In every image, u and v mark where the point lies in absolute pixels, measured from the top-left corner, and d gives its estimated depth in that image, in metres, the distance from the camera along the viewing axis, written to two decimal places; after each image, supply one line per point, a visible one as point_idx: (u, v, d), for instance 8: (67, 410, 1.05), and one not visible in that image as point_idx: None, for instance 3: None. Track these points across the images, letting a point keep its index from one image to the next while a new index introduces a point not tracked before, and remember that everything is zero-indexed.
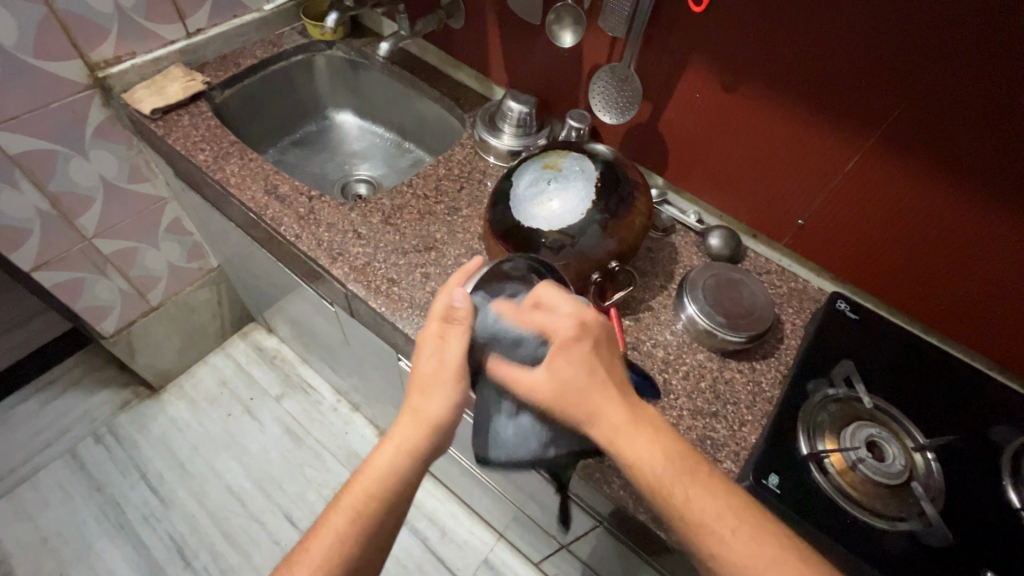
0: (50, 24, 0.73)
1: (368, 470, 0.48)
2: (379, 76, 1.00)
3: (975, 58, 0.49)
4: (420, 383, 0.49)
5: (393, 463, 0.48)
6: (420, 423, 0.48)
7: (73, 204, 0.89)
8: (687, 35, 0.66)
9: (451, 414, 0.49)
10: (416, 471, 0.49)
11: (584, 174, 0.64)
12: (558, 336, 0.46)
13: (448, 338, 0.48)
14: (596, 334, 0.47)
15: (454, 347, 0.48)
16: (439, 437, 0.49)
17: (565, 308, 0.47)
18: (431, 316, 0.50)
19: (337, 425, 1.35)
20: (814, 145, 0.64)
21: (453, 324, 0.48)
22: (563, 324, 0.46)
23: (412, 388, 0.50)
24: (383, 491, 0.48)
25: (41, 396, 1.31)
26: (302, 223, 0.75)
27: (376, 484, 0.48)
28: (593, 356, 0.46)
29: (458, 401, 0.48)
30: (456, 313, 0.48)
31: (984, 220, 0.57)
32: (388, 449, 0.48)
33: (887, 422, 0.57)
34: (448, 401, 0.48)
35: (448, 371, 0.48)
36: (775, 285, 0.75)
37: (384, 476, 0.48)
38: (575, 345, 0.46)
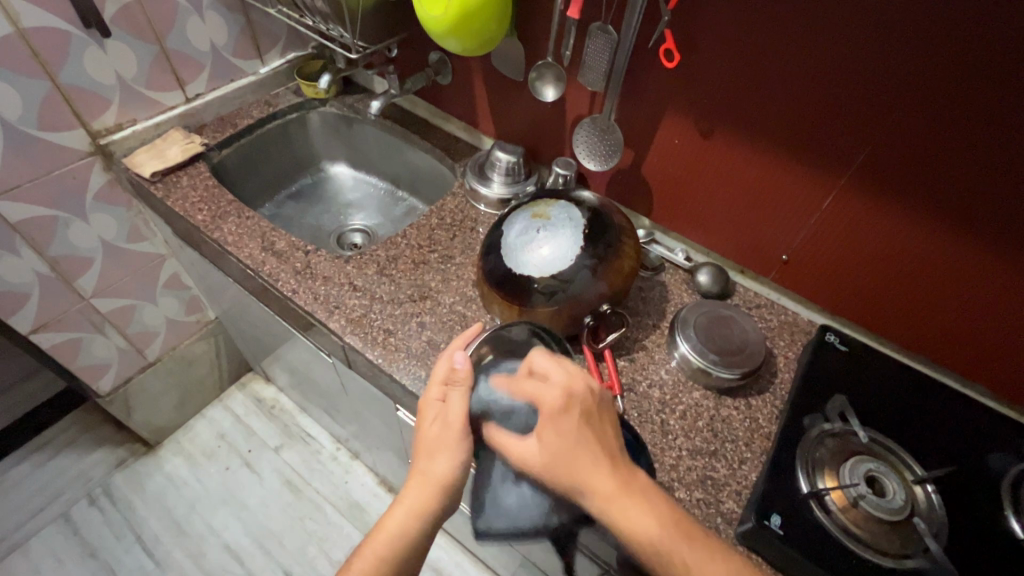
0: (54, 98, 0.76)
1: (380, 533, 0.50)
2: (372, 130, 1.03)
3: (928, 102, 0.53)
4: (426, 446, 0.50)
5: (404, 525, 0.49)
6: (427, 485, 0.49)
7: (72, 266, 0.91)
8: (662, 85, 0.69)
9: (457, 475, 0.50)
10: (426, 532, 0.50)
11: (572, 222, 0.66)
12: (544, 406, 0.47)
13: (449, 400, 0.51)
14: (584, 404, 0.48)
15: (455, 406, 0.50)
16: (446, 497, 0.50)
17: (557, 376, 0.48)
18: (433, 380, 0.53)
19: (337, 474, 1.32)
20: (789, 184, 0.67)
21: (454, 385, 0.51)
22: (550, 396, 0.47)
23: (418, 451, 0.51)
24: (393, 553, 0.49)
25: (35, 457, 1.30)
26: (299, 278, 0.76)
27: (387, 547, 0.49)
28: (579, 427, 0.46)
29: (461, 461, 0.50)
30: (456, 375, 0.52)
31: (962, 252, 0.59)
32: (398, 512, 0.50)
33: (885, 455, 0.57)
34: (453, 462, 0.50)
35: (452, 431, 0.50)
36: (766, 318, 0.76)
37: (396, 539, 0.49)
38: (562, 418, 0.46)
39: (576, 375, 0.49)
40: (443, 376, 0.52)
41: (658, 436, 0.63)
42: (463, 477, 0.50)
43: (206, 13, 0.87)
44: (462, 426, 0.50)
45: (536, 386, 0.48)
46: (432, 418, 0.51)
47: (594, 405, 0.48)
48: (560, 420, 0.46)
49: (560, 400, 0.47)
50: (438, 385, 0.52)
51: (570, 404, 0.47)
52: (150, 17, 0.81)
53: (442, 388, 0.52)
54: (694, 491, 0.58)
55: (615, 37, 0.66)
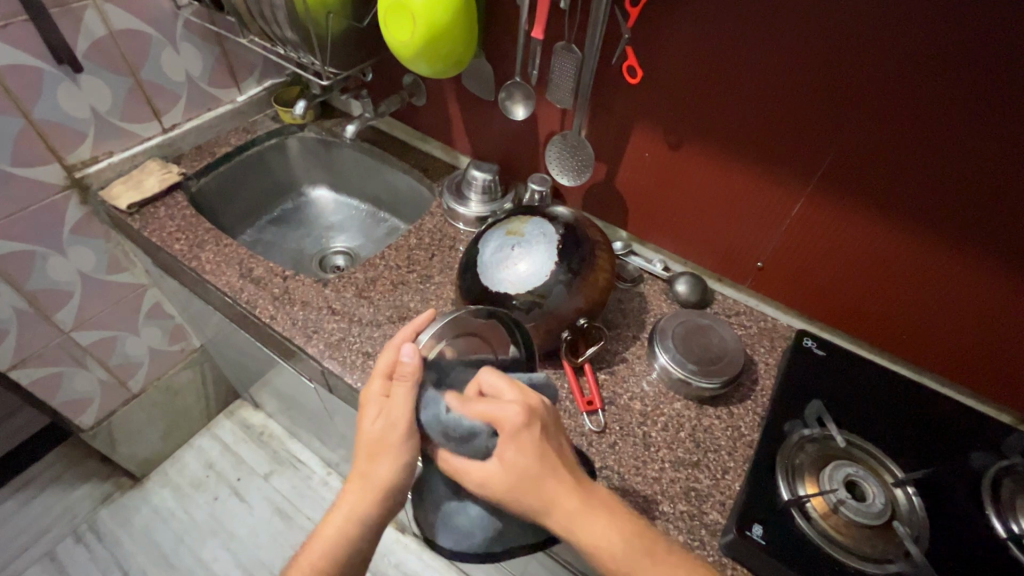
0: (28, 134, 0.77)
1: (318, 539, 0.50)
2: (350, 152, 1.04)
3: (888, 107, 0.54)
4: (367, 447, 0.50)
5: (343, 530, 0.49)
6: (368, 489, 0.49)
7: (50, 300, 0.90)
8: (628, 100, 0.70)
9: (397, 480, 0.50)
10: (366, 535, 0.50)
11: (546, 238, 0.66)
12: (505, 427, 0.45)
13: (394, 395, 0.49)
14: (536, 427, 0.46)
15: (400, 403, 0.49)
16: (388, 499, 0.50)
17: (506, 402, 0.45)
18: (376, 374, 0.51)
19: (329, 500, 1.31)
20: (761, 192, 0.68)
21: (398, 380, 0.49)
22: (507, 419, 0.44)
23: (359, 451, 0.50)
24: (332, 557, 0.49)
25: (20, 495, 1.27)
26: (277, 303, 0.76)
27: (325, 552, 0.49)
28: (530, 453, 0.44)
29: (402, 463, 0.50)
30: (403, 370, 0.49)
31: (929, 252, 0.60)
32: (338, 516, 0.50)
33: (864, 458, 0.57)
34: (395, 465, 0.49)
35: (396, 430, 0.49)
36: (745, 325, 0.77)
37: (334, 544, 0.49)
38: (513, 443, 0.44)
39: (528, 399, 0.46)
40: (387, 370, 0.51)
41: (641, 449, 0.62)
42: (406, 479, 0.50)
43: (180, 45, 0.88)
44: (402, 424, 0.49)
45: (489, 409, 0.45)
46: (375, 415, 0.50)
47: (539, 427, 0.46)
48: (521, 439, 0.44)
49: (511, 425, 0.44)
50: (382, 377, 0.51)
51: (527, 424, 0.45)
52: (123, 51, 0.82)
53: (385, 382, 0.51)
54: (678, 503, 0.58)
55: (579, 55, 0.68)
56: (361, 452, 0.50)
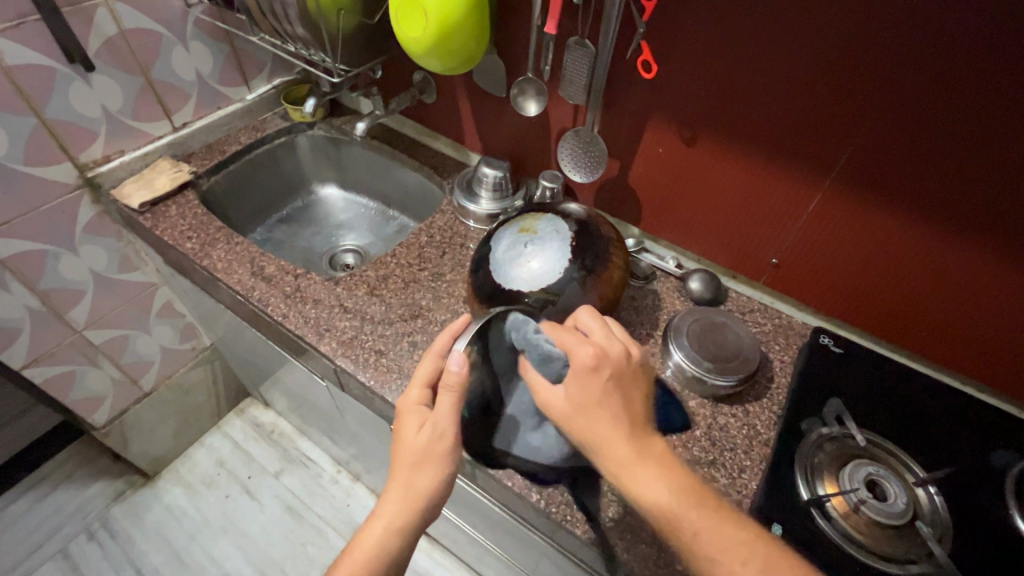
0: (40, 133, 0.77)
1: (359, 548, 0.50)
2: (360, 150, 1.04)
3: (910, 103, 0.53)
4: (406, 458, 0.50)
5: (384, 540, 0.49)
6: (411, 498, 0.49)
7: (63, 299, 0.91)
8: (642, 96, 0.70)
9: (439, 489, 0.50)
10: (407, 545, 0.50)
11: (559, 235, 0.66)
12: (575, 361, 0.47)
13: (439, 405, 0.50)
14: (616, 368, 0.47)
15: (444, 413, 0.50)
16: (427, 509, 0.50)
17: (574, 346, 0.48)
18: (415, 384, 0.53)
19: (339, 498, 1.31)
20: (777, 188, 0.67)
21: (443, 390, 0.50)
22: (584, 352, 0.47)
23: (400, 461, 0.50)
24: (371, 568, 0.49)
25: (33, 493, 1.28)
26: (289, 301, 0.76)
27: (366, 561, 0.49)
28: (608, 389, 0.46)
29: (446, 474, 0.50)
30: (449, 378, 0.50)
31: (950, 249, 0.59)
32: (379, 528, 0.49)
33: (884, 458, 0.57)
34: (439, 475, 0.49)
35: (441, 440, 0.49)
36: (760, 322, 0.76)
37: (375, 553, 0.49)
38: (592, 377, 0.46)
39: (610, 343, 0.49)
40: (426, 380, 0.53)
41: None
42: (446, 490, 0.50)
43: (191, 43, 0.88)
44: (447, 434, 0.50)
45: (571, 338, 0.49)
46: (415, 424, 0.51)
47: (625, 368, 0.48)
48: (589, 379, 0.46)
49: (592, 357, 0.47)
50: (422, 387, 0.52)
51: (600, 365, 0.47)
52: (134, 49, 0.82)
53: (424, 392, 0.52)
54: None
55: (593, 50, 0.67)
56: (400, 462, 0.50)
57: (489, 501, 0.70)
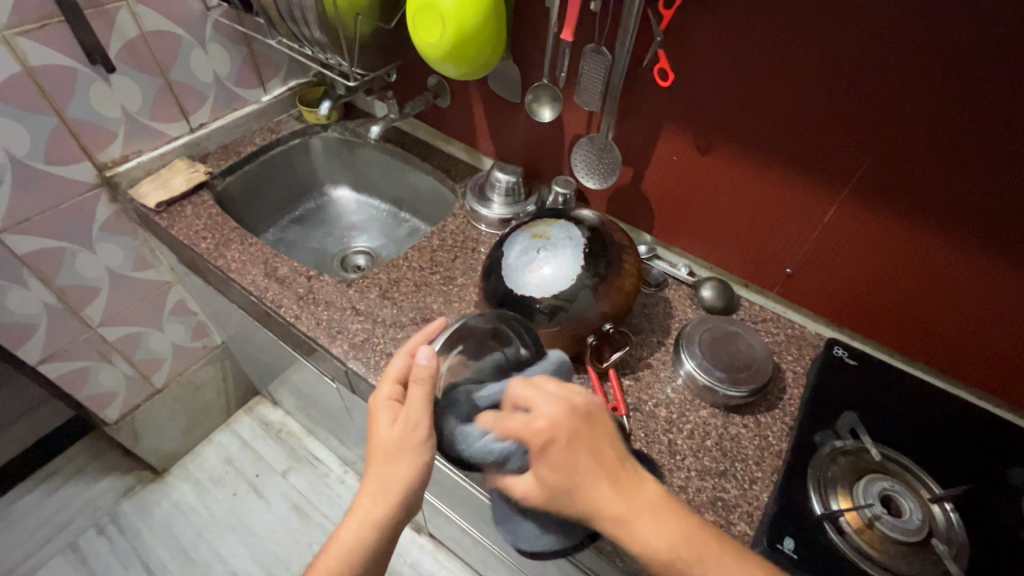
0: (61, 133, 0.78)
1: (336, 543, 0.50)
2: (373, 153, 1.05)
3: (930, 114, 0.52)
4: (381, 452, 0.49)
5: (361, 533, 0.49)
6: (385, 492, 0.49)
7: (79, 296, 0.92)
8: (657, 104, 0.69)
9: (415, 480, 0.49)
10: (384, 538, 0.50)
11: (572, 241, 0.65)
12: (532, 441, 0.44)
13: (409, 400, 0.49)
14: (573, 430, 0.44)
15: (415, 407, 0.49)
16: (402, 503, 0.50)
17: (542, 406, 0.44)
18: (386, 379, 0.52)
19: (345, 498, 1.31)
20: (792, 198, 0.66)
21: (413, 383, 0.49)
22: (539, 421, 0.44)
23: (375, 454, 0.50)
24: (352, 557, 0.49)
25: (44, 486, 1.30)
26: (301, 303, 0.76)
27: (344, 555, 0.49)
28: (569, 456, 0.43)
29: (419, 466, 0.49)
30: (417, 371, 0.49)
31: (968, 262, 0.58)
32: (354, 522, 0.49)
33: (900, 473, 0.56)
34: (413, 466, 0.49)
35: (415, 433, 0.49)
36: (772, 332, 0.75)
37: (352, 547, 0.49)
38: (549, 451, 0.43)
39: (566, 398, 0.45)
40: (397, 374, 0.52)
41: (666, 457, 0.62)
42: (419, 482, 0.49)
43: (209, 45, 0.90)
44: (421, 426, 0.49)
45: (521, 421, 0.45)
46: (387, 419, 0.50)
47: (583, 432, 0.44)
48: (549, 454, 0.43)
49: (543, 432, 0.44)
50: (393, 382, 0.52)
51: (555, 436, 0.43)
52: (154, 51, 0.83)
53: (395, 387, 0.52)
54: (705, 513, 0.57)
55: (609, 57, 0.67)
56: (374, 456, 0.50)
57: None
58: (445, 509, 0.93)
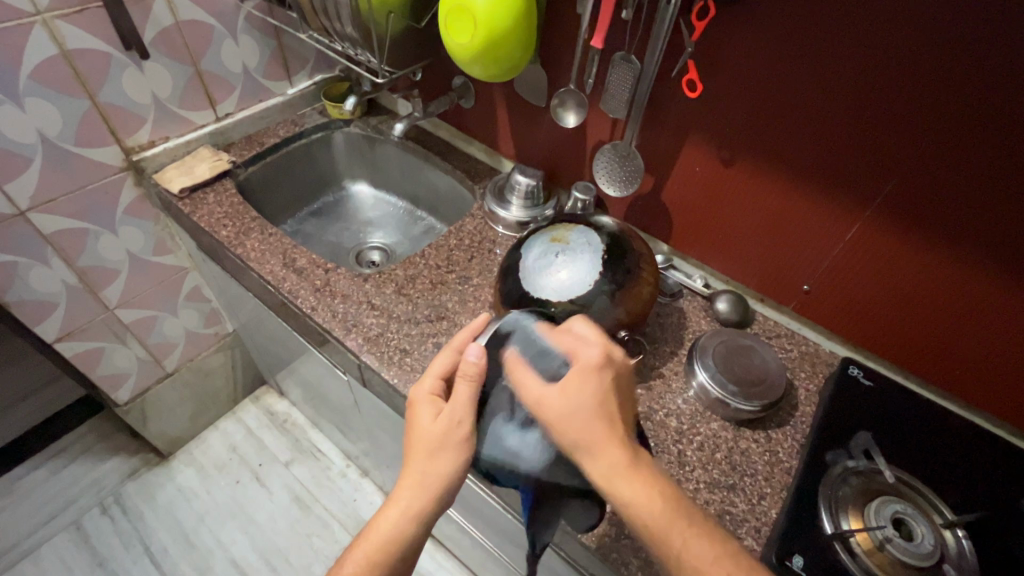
0: (92, 115, 0.79)
1: (373, 534, 0.50)
2: (394, 150, 1.06)
3: (956, 139, 0.52)
4: (424, 445, 0.50)
5: (399, 528, 0.49)
6: (426, 488, 0.49)
7: (98, 276, 0.93)
8: (683, 115, 0.70)
9: (456, 477, 0.50)
10: (420, 537, 0.50)
11: (591, 247, 0.66)
12: (580, 358, 0.49)
13: (456, 392, 0.50)
14: (615, 370, 0.50)
15: (460, 402, 0.50)
16: (442, 500, 0.50)
17: (593, 339, 0.51)
18: (430, 375, 0.53)
19: (346, 492, 1.32)
20: (812, 215, 0.66)
21: (461, 378, 0.50)
22: (591, 352, 0.49)
23: (414, 449, 0.50)
24: (383, 559, 0.49)
25: (51, 464, 1.31)
26: (318, 295, 0.77)
27: (382, 548, 0.49)
28: (607, 388, 0.48)
29: (461, 466, 0.50)
30: (467, 368, 0.50)
31: (988, 287, 0.58)
32: (393, 515, 0.49)
33: (913, 496, 0.56)
34: (455, 463, 0.50)
35: (460, 429, 0.50)
36: (786, 348, 0.75)
37: (389, 542, 0.49)
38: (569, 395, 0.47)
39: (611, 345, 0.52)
40: (442, 372, 0.53)
41: (674, 468, 0.61)
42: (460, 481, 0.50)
43: (240, 37, 0.91)
44: (466, 424, 0.50)
45: (573, 341, 0.51)
46: (430, 414, 0.51)
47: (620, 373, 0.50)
48: (592, 375, 0.48)
49: (596, 357, 0.49)
50: (435, 378, 0.53)
51: (604, 365, 0.49)
52: (187, 40, 0.84)
53: (438, 383, 0.53)
54: None
55: (638, 66, 0.67)
56: (415, 451, 0.50)
57: (501, 507, 0.69)
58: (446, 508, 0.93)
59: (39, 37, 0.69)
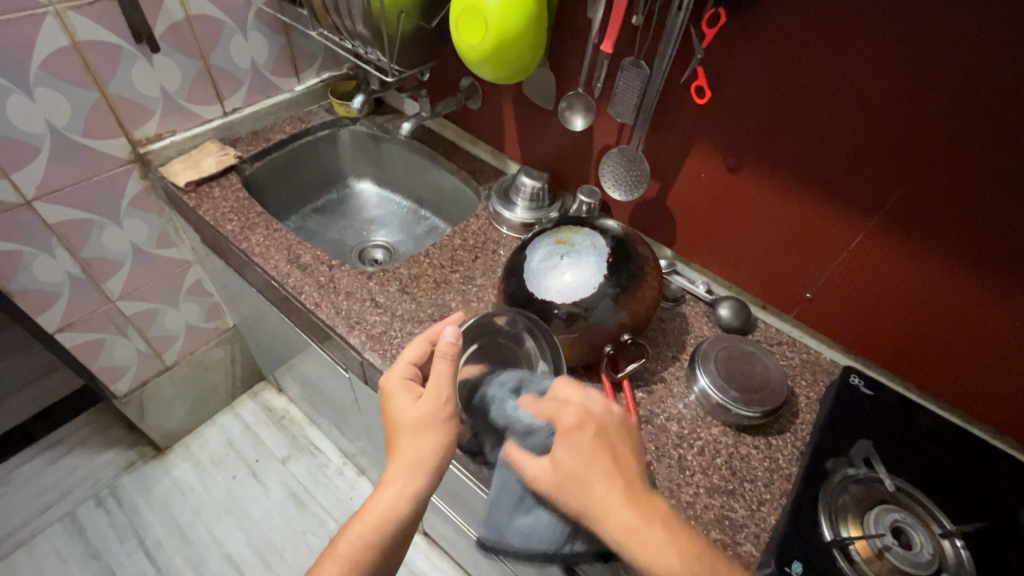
0: (101, 107, 0.80)
1: (365, 517, 0.50)
2: (400, 149, 1.06)
3: (961, 151, 0.53)
4: (409, 427, 0.51)
5: (391, 509, 0.50)
6: (418, 470, 0.50)
7: (102, 268, 0.93)
8: (690, 122, 0.70)
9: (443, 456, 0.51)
10: (411, 518, 0.51)
11: (595, 250, 0.66)
12: (561, 423, 0.51)
13: (436, 371, 0.52)
14: (600, 425, 0.51)
15: (441, 381, 0.52)
16: (433, 480, 0.51)
17: (580, 399, 0.53)
18: (401, 361, 0.55)
19: (343, 490, 1.31)
20: (817, 223, 0.67)
21: (440, 357, 0.52)
22: (569, 413, 0.52)
23: (401, 432, 0.51)
24: (380, 534, 0.50)
25: (47, 454, 1.31)
26: (322, 291, 0.77)
27: (374, 530, 0.50)
28: (596, 447, 0.49)
29: (446, 444, 0.51)
30: (444, 348, 0.52)
31: (990, 299, 0.58)
32: (387, 498, 0.50)
33: (912, 506, 0.56)
34: (442, 441, 0.51)
35: (442, 409, 0.52)
36: (787, 356, 0.76)
37: (382, 523, 0.50)
38: (574, 435, 0.50)
39: (604, 403, 0.53)
40: (414, 357, 0.55)
41: (674, 472, 0.62)
42: (448, 455, 0.52)
43: (250, 33, 0.91)
44: (447, 403, 0.52)
45: (558, 405, 0.53)
46: (409, 397, 0.52)
47: (611, 426, 0.51)
48: (572, 436, 0.50)
49: (576, 417, 0.51)
50: (407, 363, 0.54)
51: (583, 424, 0.51)
52: (197, 35, 0.85)
53: (410, 368, 0.54)
54: (710, 531, 0.57)
55: (647, 72, 0.68)
56: (399, 434, 0.51)
57: None
58: (443, 508, 0.93)
59: (50, 27, 0.69)
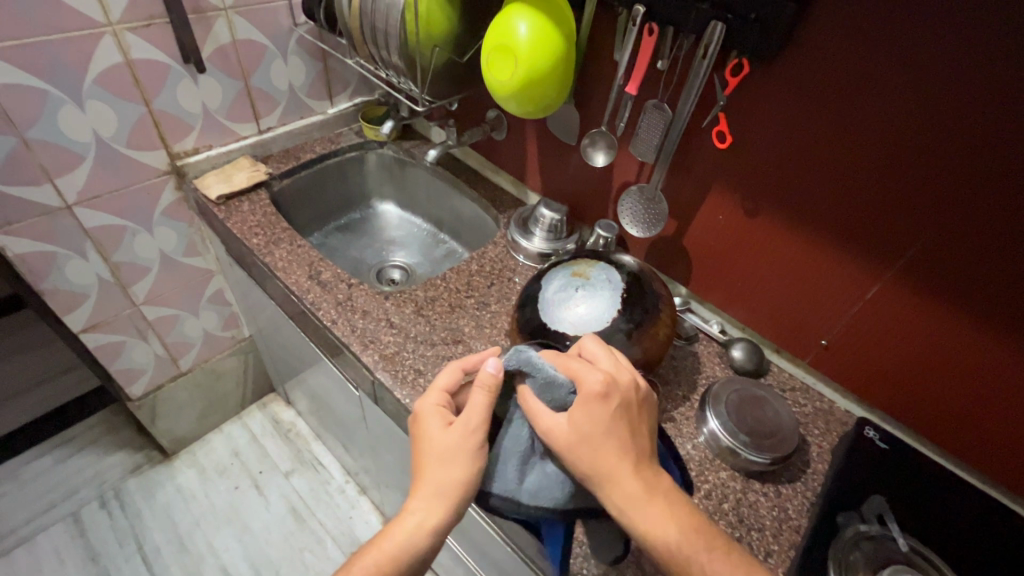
0: (145, 121, 0.84)
1: (385, 543, 0.50)
2: (424, 174, 1.09)
3: (979, 207, 0.53)
4: (435, 454, 0.51)
5: (412, 534, 0.49)
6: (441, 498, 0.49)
7: (130, 273, 0.96)
8: (710, 164, 0.72)
9: (468, 486, 0.51)
10: (431, 548, 0.50)
11: (611, 285, 0.66)
12: (586, 385, 0.49)
13: (472, 402, 0.52)
14: (623, 396, 0.50)
15: (476, 410, 0.52)
16: (458, 510, 0.50)
17: (607, 366, 0.51)
18: (435, 388, 0.56)
19: (342, 508, 1.30)
20: (833, 270, 0.66)
21: (478, 387, 0.52)
22: (594, 378, 0.49)
23: (428, 458, 0.51)
24: (397, 561, 0.49)
25: (58, 452, 1.33)
26: (339, 308, 0.79)
27: (393, 555, 0.49)
28: (615, 415, 0.49)
29: (473, 474, 0.51)
30: (484, 378, 0.52)
31: (1009, 357, 0.57)
32: (408, 522, 0.49)
33: (925, 568, 0.54)
34: (468, 469, 0.51)
35: (472, 436, 0.51)
36: (800, 403, 0.75)
37: (399, 551, 0.49)
38: (600, 402, 0.49)
39: (627, 370, 0.52)
40: (447, 385, 0.56)
41: None
42: (474, 486, 0.51)
43: (290, 58, 0.96)
44: (479, 431, 0.51)
45: (584, 364, 0.51)
46: (439, 423, 0.53)
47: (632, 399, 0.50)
48: (593, 404, 0.48)
49: (602, 383, 0.49)
50: (440, 391, 0.55)
51: (608, 393, 0.49)
52: (241, 58, 0.89)
53: (443, 395, 0.55)
54: None
55: (670, 114, 0.69)
56: (426, 461, 0.51)
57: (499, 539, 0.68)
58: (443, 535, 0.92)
59: (106, 46, 0.74)
